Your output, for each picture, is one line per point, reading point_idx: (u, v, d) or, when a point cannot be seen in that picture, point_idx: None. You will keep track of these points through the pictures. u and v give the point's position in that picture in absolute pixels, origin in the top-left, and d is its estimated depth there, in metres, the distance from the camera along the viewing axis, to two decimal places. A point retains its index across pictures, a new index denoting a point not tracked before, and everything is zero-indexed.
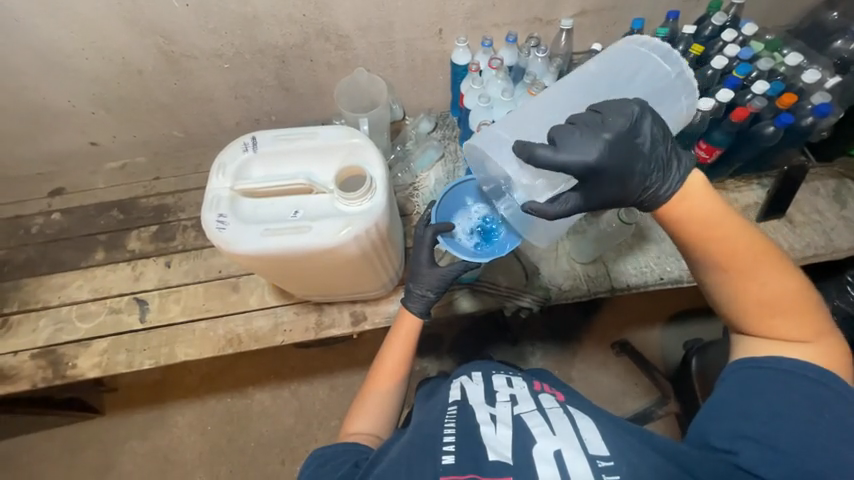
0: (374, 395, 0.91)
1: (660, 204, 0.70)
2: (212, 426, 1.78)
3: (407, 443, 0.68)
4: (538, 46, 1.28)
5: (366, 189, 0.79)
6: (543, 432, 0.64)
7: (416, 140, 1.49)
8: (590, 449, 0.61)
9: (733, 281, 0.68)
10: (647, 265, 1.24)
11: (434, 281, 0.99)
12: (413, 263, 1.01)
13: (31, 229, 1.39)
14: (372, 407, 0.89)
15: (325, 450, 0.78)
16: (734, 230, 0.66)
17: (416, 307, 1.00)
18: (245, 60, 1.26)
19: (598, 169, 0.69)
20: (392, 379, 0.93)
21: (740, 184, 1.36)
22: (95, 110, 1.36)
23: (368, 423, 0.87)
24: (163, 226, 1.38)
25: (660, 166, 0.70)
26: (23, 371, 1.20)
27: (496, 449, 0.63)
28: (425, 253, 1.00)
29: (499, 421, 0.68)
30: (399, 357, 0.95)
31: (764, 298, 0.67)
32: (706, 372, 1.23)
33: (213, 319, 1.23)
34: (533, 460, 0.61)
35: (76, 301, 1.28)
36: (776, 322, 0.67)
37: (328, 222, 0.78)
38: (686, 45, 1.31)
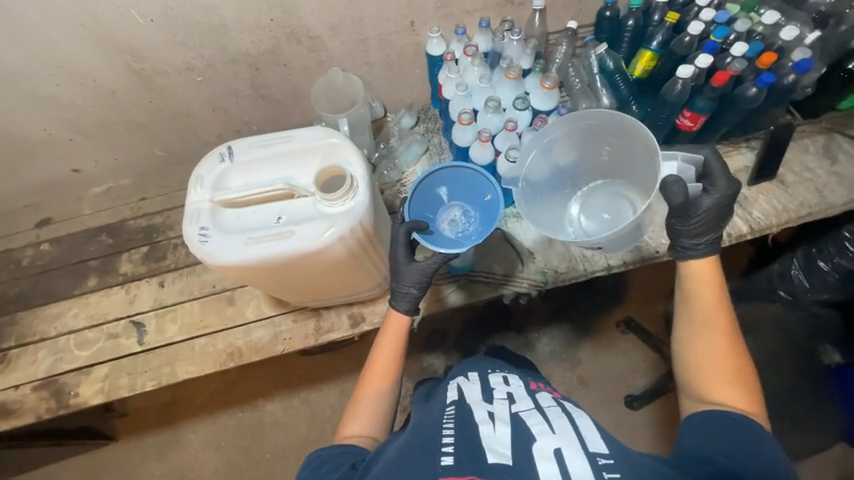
0: (369, 397, 0.90)
1: (711, 252, 0.89)
2: (225, 441, 1.78)
3: (407, 445, 0.68)
4: (512, 29, 1.27)
5: (347, 188, 0.78)
6: (542, 431, 0.65)
7: (400, 136, 1.47)
8: (590, 447, 0.63)
9: (698, 340, 0.82)
10: (642, 239, 1.23)
11: (417, 276, 0.97)
12: (392, 261, 0.99)
13: (22, 262, 1.38)
14: (368, 408, 0.89)
15: (324, 451, 0.77)
16: (712, 300, 0.85)
17: (403, 305, 0.99)
18: (218, 71, 1.25)
19: (728, 194, 0.91)
20: (385, 380, 0.92)
21: (729, 149, 1.34)
22: (73, 136, 1.34)
23: (366, 425, 0.87)
24: (154, 246, 1.37)
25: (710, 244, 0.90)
26: (27, 404, 1.19)
27: (495, 450, 0.63)
28: (401, 250, 0.99)
29: (497, 419, 0.69)
30: (389, 357, 0.94)
31: (717, 366, 0.79)
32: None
33: (212, 334, 1.22)
34: (532, 456, 0.62)
35: (73, 330, 1.27)
36: (721, 387, 0.76)
37: (311, 225, 0.77)
38: (661, 14, 1.30)
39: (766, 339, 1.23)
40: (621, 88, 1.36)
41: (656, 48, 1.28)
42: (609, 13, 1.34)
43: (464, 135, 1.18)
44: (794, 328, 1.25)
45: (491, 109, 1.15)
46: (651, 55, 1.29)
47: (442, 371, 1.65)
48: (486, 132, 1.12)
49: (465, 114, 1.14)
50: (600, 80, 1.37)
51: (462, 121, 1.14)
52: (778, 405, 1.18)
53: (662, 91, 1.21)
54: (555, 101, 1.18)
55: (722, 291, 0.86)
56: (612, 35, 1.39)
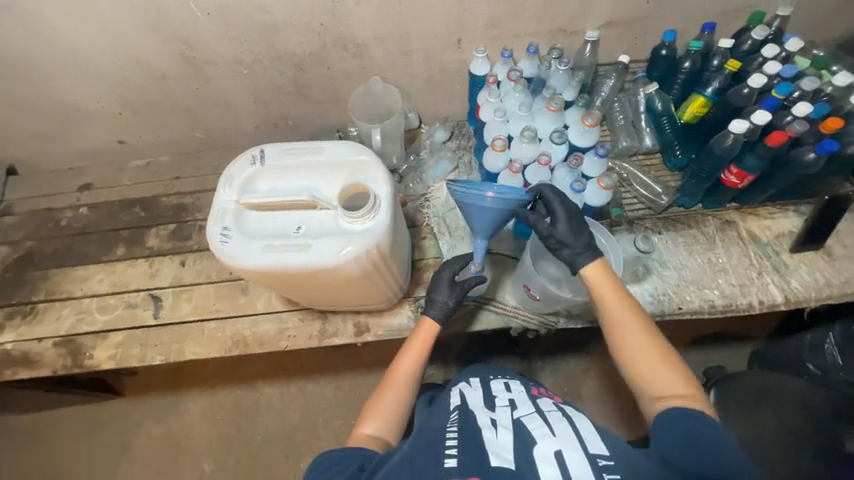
0: (390, 399, 0.92)
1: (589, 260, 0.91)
2: (221, 417, 1.84)
3: (410, 448, 0.70)
4: (560, 58, 1.23)
5: (368, 208, 0.78)
6: (544, 434, 0.66)
7: (430, 150, 1.47)
8: (590, 448, 0.63)
9: (625, 337, 0.84)
10: (665, 293, 1.18)
11: (455, 291, 1.06)
12: (436, 274, 1.07)
13: (61, 222, 1.47)
14: (388, 411, 0.90)
15: (334, 455, 0.78)
16: (614, 296, 0.87)
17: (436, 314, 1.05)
18: (263, 67, 1.28)
19: (568, 217, 0.94)
20: (406, 383, 0.94)
21: (774, 211, 1.26)
22: (122, 111, 1.41)
23: (384, 427, 0.89)
24: (181, 225, 1.42)
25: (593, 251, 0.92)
26: (46, 357, 1.26)
27: (497, 453, 0.64)
28: (448, 268, 1.08)
29: (499, 425, 0.69)
30: (413, 362, 0.97)
31: (651, 359, 0.80)
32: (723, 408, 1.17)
33: (222, 320, 1.26)
34: (534, 461, 0.62)
35: (96, 294, 1.34)
36: (662, 378, 0.78)
37: (328, 240, 0.77)
38: (722, 59, 1.23)
39: (786, 413, 1.16)
40: (666, 130, 1.34)
41: (711, 95, 1.23)
42: (666, 51, 1.28)
43: (495, 161, 1.15)
44: (819, 408, 1.17)
45: (526, 138, 1.12)
46: (703, 101, 1.23)
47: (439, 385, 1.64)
48: (518, 163, 1.10)
49: (499, 140, 1.12)
50: (645, 120, 1.37)
51: (495, 147, 1.12)
52: None
53: (711, 142, 1.15)
54: (593, 140, 1.14)
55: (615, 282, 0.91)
56: (666, 74, 1.34)
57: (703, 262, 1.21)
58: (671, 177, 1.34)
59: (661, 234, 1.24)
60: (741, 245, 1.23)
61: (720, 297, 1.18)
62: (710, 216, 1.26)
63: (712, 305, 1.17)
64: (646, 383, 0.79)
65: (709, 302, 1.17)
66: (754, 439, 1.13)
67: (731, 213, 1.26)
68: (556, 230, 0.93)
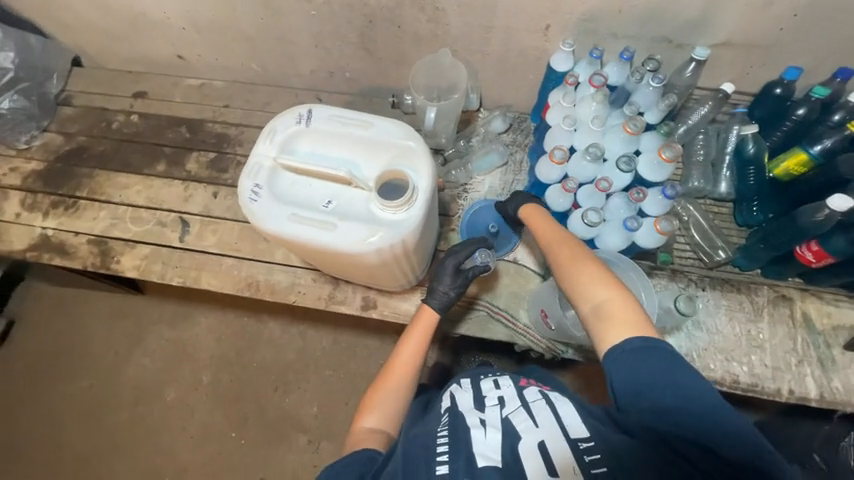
0: (389, 392, 0.93)
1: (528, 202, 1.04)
2: (225, 339, 1.95)
3: (401, 459, 0.68)
4: (655, 72, 1.08)
5: (403, 201, 0.74)
6: (527, 427, 0.66)
7: (483, 138, 1.38)
8: (571, 434, 0.65)
9: (563, 263, 0.86)
10: (689, 354, 1.10)
11: (455, 282, 1.03)
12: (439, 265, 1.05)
13: (112, 125, 1.51)
14: (387, 404, 0.91)
15: (337, 466, 0.76)
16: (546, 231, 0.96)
17: (436, 302, 1.03)
18: (333, 11, 1.20)
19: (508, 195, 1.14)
20: (404, 378, 0.95)
21: (842, 299, 1.13)
22: (185, 27, 1.38)
23: (382, 419, 0.89)
24: (221, 156, 1.43)
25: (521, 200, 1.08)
26: (79, 252, 1.34)
27: (485, 454, 0.64)
28: (452, 259, 1.05)
29: (488, 426, 0.68)
30: (411, 358, 0.97)
31: (583, 276, 0.81)
32: None
33: (240, 259, 1.29)
34: (519, 457, 0.63)
35: (132, 204, 1.39)
36: (594, 292, 0.78)
37: (355, 225, 0.74)
38: (845, 116, 1.06)
39: None
40: (750, 182, 1.18)
41: (816, 154, 1.06)
42: (780, 90, 1.12)
43: (549, 173, 1.07)
44: None
45: (589, 156, 1.01)
46: (805, 159, 1.07)
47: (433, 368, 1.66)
48: (572, 183, 1.01)
49: (559, 152, 1.02)
50: (728, 163, 1.22)
51: (553, 158, 1.03)
52: None
53: (798, 211, 1.01)
54: (664, 176, 1.02)
55: (550, 219, 0.99)
56: (770, 117, 1.18)
57: (740, 332, 1.12)
58: (737, 233, 1.21)
59: (704, 292, 1.14)
60: (790, 325, 1.12)
61: (746, 375, 1.09)
62: (766, 285, 1.14)
63: (735, 381, 1.09)
64: (592, 316, 0.76)
65: (734, 375, 1.09)
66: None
67: (791, 289, 1.14)
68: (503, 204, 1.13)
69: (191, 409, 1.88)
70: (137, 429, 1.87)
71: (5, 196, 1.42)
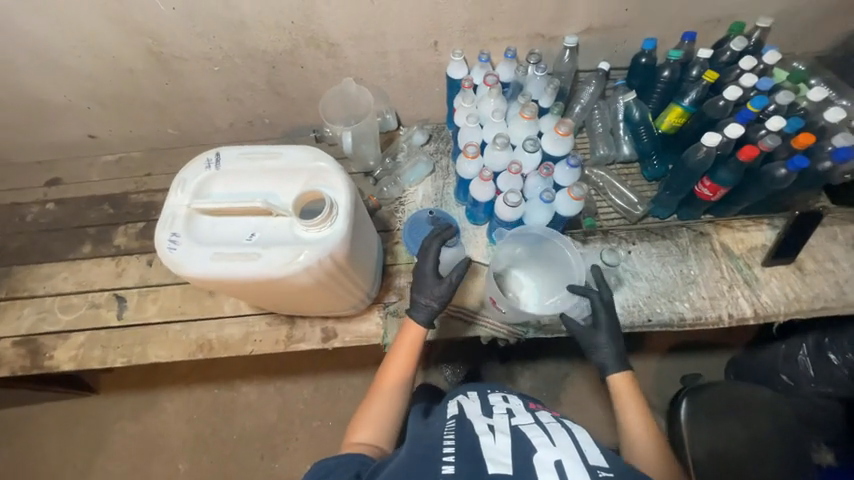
0: (379, 404, 0.92)
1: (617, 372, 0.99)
2: (195, 416, 1.82)
3: (409, 456, 0.68)
4: (537, 64, 1.21)
5: (323, 216, 0.76)
6: (543, 442, 0.66)
7: (408, 153, 1.46)
8: (590, 460, 0.62)
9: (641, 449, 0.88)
10: (636, 304, 1.19)
11: (440, 291, 1.02)
12: (418, 273, 1.06)
13: (26, 218, 1.43)
14: (378, 415, 0.91)
15: (330, 461, 0.76)
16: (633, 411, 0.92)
17: (421, 316, 1.03)
18: (235, 64, 1.25)
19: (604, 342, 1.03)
20: (396, 389, 0.95)
21: (748, 224, 1.26)
22: (90, 105, 1.37)
23: (373, 433, 0.88)
24: (150, 224, 1.40)
25: (621, 361, 1.01)
26: (4, 358, 1.23)
27: (495, 458, 0.64)
28: (429, 264, 1.06)
29: (497, 430, 0.70)
30: (401, 368, 0.97)
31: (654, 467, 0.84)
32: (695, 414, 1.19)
33: (188, 322, 1.24)
34: (534, 467, 0.62)
35: (59, 293, 1.31)
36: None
37: (280, 250, 0.75)
38: (700, 70, 1.22)
39: (754, 427, 1.17)
40: (644, 140, 1.32)
41: (688, 105, 1.21)
42: (646, 60, 1.27)
43: (468, 168, 1.15)
44: (790, 420, 1.18)
45: (498, 146, 1.10)
46: (681, 112, 1.21)
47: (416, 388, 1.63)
48: (488, 172, 1.09)
49: (472, 147, 1.11)
50: (623, 129, 1.36)
51: (468, 154, 1.12)
52: None
53: (684, 155, 1.13)
54: (566, 149, 1.11)
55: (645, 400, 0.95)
56: (645, 83, 1.33)
57: (675, 274, 1.22)
58: (648, 187, 1.33)
59: (634, 245, 1.25)
60: (714, 257, 1.23)
61: (689, 310, 1.17)
62: (684, 227, 1.26)
63: (682, 318, 1.16)
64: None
65: (680, 313, 1.17)
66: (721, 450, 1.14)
67: (705, 225, 1.26)
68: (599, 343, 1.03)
69: None
70: None
71: None
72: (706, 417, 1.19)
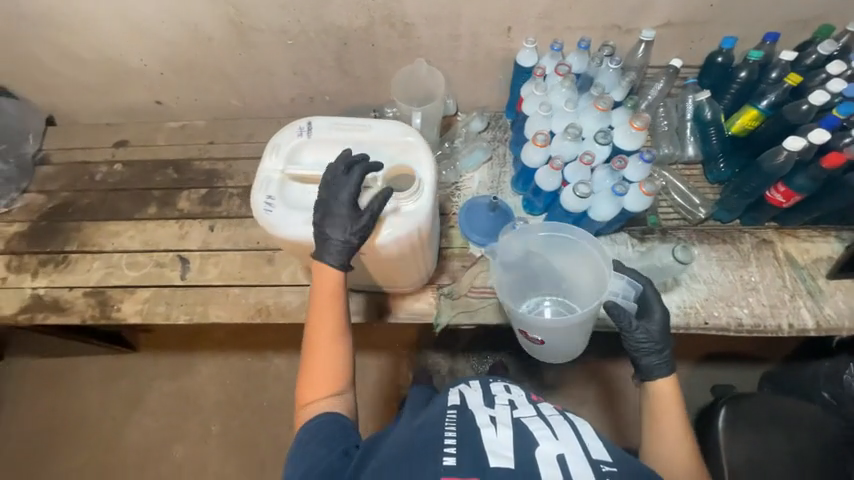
0: (317, 357, 0.78)
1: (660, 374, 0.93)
2: (233, 380, 1.89)
3: (405, 445, 0.64)
4: (612, 56, 1.19)
5: (413, 192, 0.82)
6: (545, 435, 0.64)
7: (465, 139, 1.45)
8: (593, 454, 0.63)
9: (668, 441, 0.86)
10: (692, 305, 1.18)
11: (356, 224, 0.78)
12: (324, 202, 0.80)
13: (95, 177, 1.50)
14: (319, 370, 0.77)
15: (302, 433, 0.71)
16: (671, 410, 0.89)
17: (334, 258, 0.81)
18: (309, 39, 1.27)
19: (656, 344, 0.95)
20: (335, 342, 0.79)
21: (815, 234, 1.23)
22: (163, 71, 1.42)
23: (323, 388, 0.77)
24: (212, 191, 1.44)
25: (668, 365, 0.94)
26: (75, 306, 1.30)
27: (498, 452, 0.61)
28: (344, 192, 0.79)
29: (499, 423, 0.67)
30: (329, 309, 0.80)
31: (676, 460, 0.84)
32: (735, 427, 1.13)
33: (247, 287, 1.28)
34: (535, 462, 0.60)
35: (126, 250, 1.37)
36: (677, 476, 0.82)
37: (374, 221, 0.82)
38: (781, 73, 1.19)
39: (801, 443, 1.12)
40: (712, 142, 1.28)
41: (764, 108, 1.18)
42: (722, 58, 1.24)
43: (535, 156, 1.14)
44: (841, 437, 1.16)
45: (570, 136, 1.10)
46: (756, 114, 1.19)
47: (450, 373, 1.65)
48: (559, 161, 1.08)
49: (540, 135, 1.10)
50: (690, 128, 1.33)
51: (537, 142, 1.11)
52: None
53: (760, 158, 1.11)
54: (639, 144, 1.11)
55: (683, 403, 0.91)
56: (717, 83, 1.30)
57: (735, 279, 1.20)
58: (710, 190, 1.31)
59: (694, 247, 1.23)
60: (775, 265, 1.21)
61: (748, 316, 1.16)
62: (746, 232, 1.24)
63: (739, 323, 1.15)
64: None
65: (738, 318, 1.16)
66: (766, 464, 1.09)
67: (769, 232, 1.24)
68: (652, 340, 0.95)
69: (203, 462, 1.79)
70: None
71: None
72: (748, 427, 1.13)
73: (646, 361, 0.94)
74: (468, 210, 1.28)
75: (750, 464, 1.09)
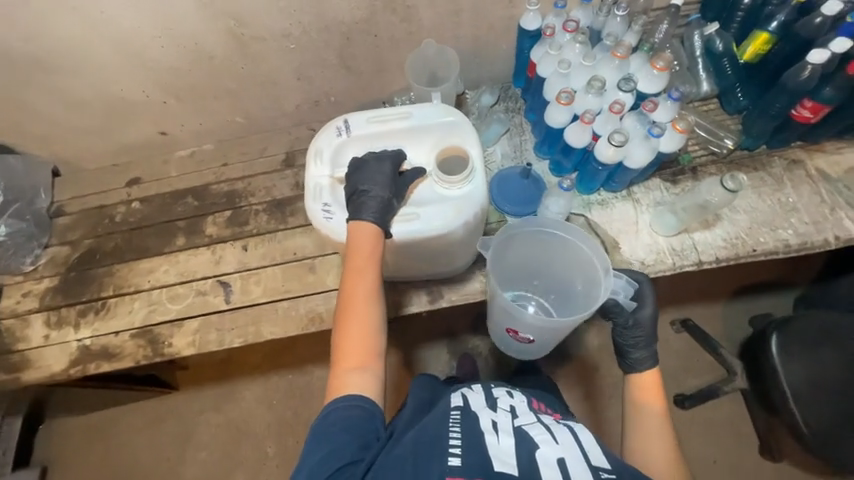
0: (355, 321, 0.82)
1: (645, 367, 1.04)
2: (284, 400, 1.88)
3: (407, 446, 0.69)
4: (617, 4, 1.18)
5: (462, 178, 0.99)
6: (546, 439, 0.69)
7: (479, 115, 1.44)
8: (593, 461, 0.68)
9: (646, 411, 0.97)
10: (738, 235, 1.19)
11: (390, 184, 0.94)
12: (357, 174, 0.95)
13: (116, 219, 1.47)
14: (358, 334, 0.81)
15: (339, 403, 0.75)
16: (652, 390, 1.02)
17: (370, 215, 0.91)
18: (311, 39, 1.25)
19: (644, 338, 1.06)
20: (371, 307, 0.83)
21: (842, 146, 1.25)
22: (166, 100, 1.39)
23: (360, 352, 0.80)
24: (236, 211, 1.43)
25: (653, 360, 1.05)
26: (126, 349, 1.28)
27: (501, 458, 0.66)
28: (374, 164, 0.97)
29: (502, 431, 0.70)
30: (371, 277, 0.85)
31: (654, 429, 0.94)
32: (788, 350, 1.19)
33: (294, 299, 1.28)
34: (536, 463, 0.65)
35: (164, 285, 1.35)
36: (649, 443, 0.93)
37: (441, 209, 1.00)
38: None
39: None
40: (727, 73, 1.30)
41: (776, 30, 1.19)
42: None
43: (560, 116, 1.15)
44: None
45: (594, 88, 1.09)
46: (768, 37, 1.20)
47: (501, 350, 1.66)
48: (590, 113, 1.08)
49: (565, 93, 1.10)
50: (702, 64, 1.32)
51: (561, 101, 1.11)
52: None
53: (784, 77, 1.11)
54: (661, 86, 1.13)
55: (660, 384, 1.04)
56: (721, 14, 1.30)
57: (773, 203, 1.21)
58: (731, 121, 1.32)
59: None
60: (810, 183, 1.22)
61: (794, 236, 1.17)
62: (775, 156, 1.25)
63: (787, 244, 1.17)
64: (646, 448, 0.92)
65: (785, 240, 1.17)
66: (821, 380, 1.14)
67: (797, 151, 1.25)
68: (640, 336, 1.06)
69: None
70: None
71: (27, 322, 1.36)
72: (798, 350, 1.18)
73: (630, 354, 1.05)
74: (500, 181, 1.30)
75: (808, 384, 1.15)
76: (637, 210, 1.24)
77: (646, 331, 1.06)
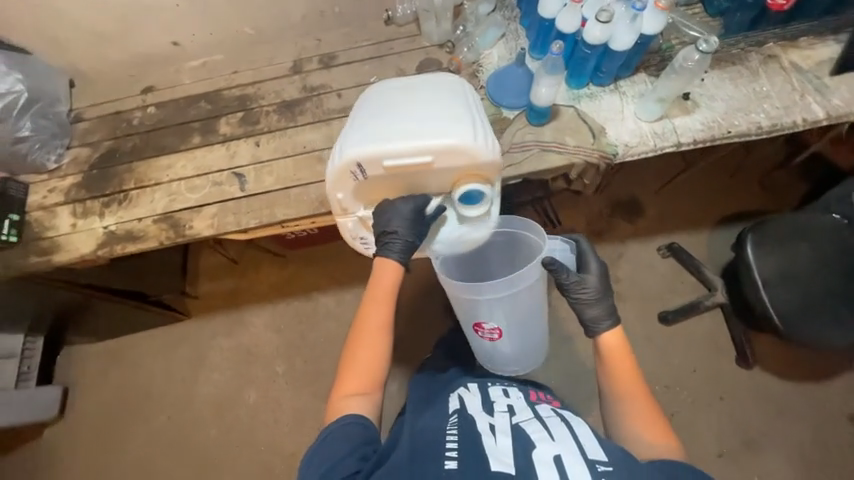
0: (364, 350, 0.95)
1: (608, 328, 1.02)
2: (290, 317, 1.95)
3: (409, 453, 0.76)
4: None
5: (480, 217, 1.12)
6: (542, 438, 0.75)
7: (477, 21, 1.52)
8: (589, 455, 0.72)
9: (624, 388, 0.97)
10: (715, 120, 1.29)
11: (414, 232, 1.05)
12: (386, 220, 1.06)
13: (133, 122, 1.56)
14: (363, 365, 0.94)
15: (334, 426, 0.84)
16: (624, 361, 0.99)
17: (395, 253, 1.04)
18: None
19: (597, 292, 1.04)
20: (378, 340, 0.96)
21: (814, 42, 1.34)
22: (179, 3, 1.46)
23: (362, 381, 0.93)
24: (248, 112, 1.51)
25: (614, 318, 1.02)
26: (149, 232, 1.39)
27: (497, 457, 0.72)
28: (398, 215, 1.06)
29: (498, 431, 0.78)
30: (382, 312, 0.98)
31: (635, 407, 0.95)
32: (764, 245, 1.33)
33: (305, 186, 1.38)
34: (534, 464, 0.71)
35: (183, 178, 1.44)
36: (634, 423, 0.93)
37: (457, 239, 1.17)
38: None
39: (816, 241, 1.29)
40: None
41: None
42: None
43: (551, 4, 1.24)
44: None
45: None
46: None
47: None
48: None
49: None
50: None
51: None
52: (831, 280, 1.27)
53: None
54: None
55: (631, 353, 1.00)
56: None
57: (748, 92, 1.31)
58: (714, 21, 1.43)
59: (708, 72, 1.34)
60: (783, 74, 1.32)
61: (765, 120, 1.27)
62: (752, 51, 1.34)
63: (759, 126, 1.27)
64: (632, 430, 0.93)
65: (757, 124, 1.27)
66: (793, 270, 1.30)
67: (773, 47, 1.34)
68: (593, 293, 1.03)
69: (277, 402, 1.84)
70: (234, 432, 1.82)
71: (53, 214, 1.46)
72: (774, 242, 1.33)
73: (590, 316, 1.02)
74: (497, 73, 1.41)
75: (779, 274, 1.31)
76: (623, 101, 1.34)
77: (596, 286, 1.04)
